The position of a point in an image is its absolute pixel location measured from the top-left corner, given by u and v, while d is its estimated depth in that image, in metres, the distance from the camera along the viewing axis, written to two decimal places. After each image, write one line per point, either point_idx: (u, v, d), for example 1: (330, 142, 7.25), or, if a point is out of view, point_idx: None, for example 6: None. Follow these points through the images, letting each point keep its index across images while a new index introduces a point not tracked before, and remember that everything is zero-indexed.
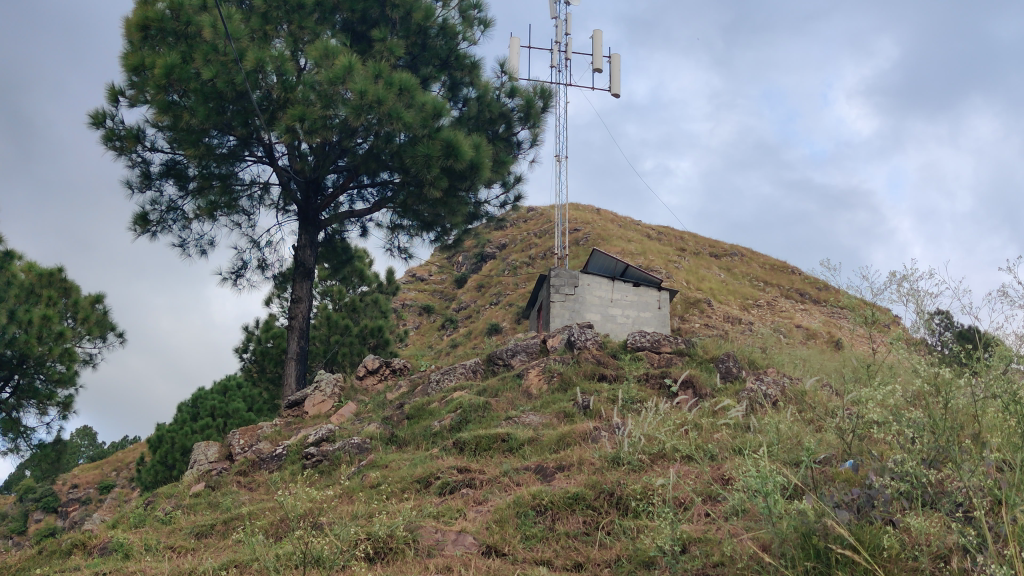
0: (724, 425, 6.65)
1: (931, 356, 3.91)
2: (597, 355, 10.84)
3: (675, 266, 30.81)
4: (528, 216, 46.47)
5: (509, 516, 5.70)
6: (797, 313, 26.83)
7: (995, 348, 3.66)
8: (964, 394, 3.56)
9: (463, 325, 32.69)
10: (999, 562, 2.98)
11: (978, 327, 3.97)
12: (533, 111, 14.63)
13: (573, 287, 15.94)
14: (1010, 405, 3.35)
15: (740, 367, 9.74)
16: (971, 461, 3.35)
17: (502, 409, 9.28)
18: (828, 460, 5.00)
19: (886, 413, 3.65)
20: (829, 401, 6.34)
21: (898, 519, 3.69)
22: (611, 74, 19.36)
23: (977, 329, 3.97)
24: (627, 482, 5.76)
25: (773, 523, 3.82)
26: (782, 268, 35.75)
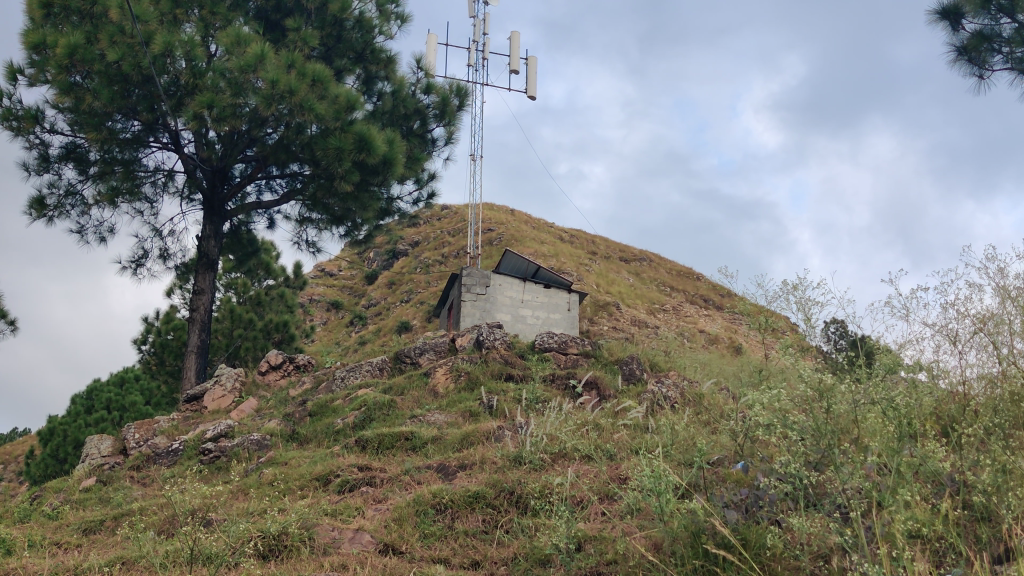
0: (624, 426, 6.76)
1: (821, 362, 4.06)
2: (505, 355, 10.90)
3: (586, 269, 31.17)
4: (441, 215, 46.36)
5: (408, 515, 5.67)
6: (701, 319, 27.44)
7: (881, 359, 3.80)
8: (846, 400, 3.70)
9: (372, 322, 32.39)
10: (875, 562, 3.10)
11: (868, 336, 4.11)
12: (448, 108, 14.70)
13: (484, 288, 15.94)
14: (890, 412, 3.48)
15: (643, 369, 9.92)
16: (851, 464, 3.49)
17: (407, 407, 9.22)
18: (721, 461, 5.14)
19: (772, 416, 3.78)
20: (725, 404, 6.51)
21: (782, 519, 3.84)
22: (527, 76, 19.48)
23: (868, 338, 4.11)
24: (527, 481, 5.80)
25: (664, 522, 3.93)
26: (689, 274, 36.51)
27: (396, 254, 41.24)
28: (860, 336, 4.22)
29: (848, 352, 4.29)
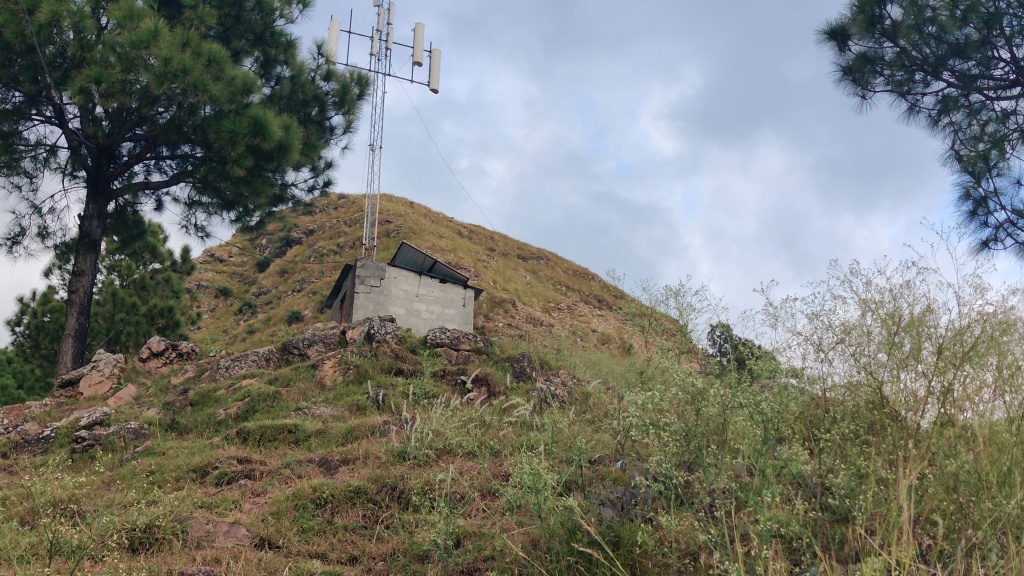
0: (511, 422, 6.80)
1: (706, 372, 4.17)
2: (396, 349, 10.87)
3: (483, 266, 31.23)
4: (338, 204, 45.69)
5: (287, 509, 5.59)
6: (594, 318, 27.86)
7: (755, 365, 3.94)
8: (716, 403, 3.84)
9: (262, 310, 31.71)
10: (738, 561, 3.23)
11: (747, 340, 4.25)
12: (348, 97, 14.84)
13: (379, 279, 15.73)
14: (761, 419, 3.63)
15: (533, 367, 10.00)
16: (721, 465, 3.63)
17: (292, 399, 9.07)
18: (602, 459, 5.23)
19: (646, 418, 3.89)
20: (609, 403, 6.62)
21: (654, 517, 3.95)
22: (430, 69, 19.39)
23: (746, 341, 4.25)
24: (410, 477, 5.79)
25: (542, 519, 3.98)
26: (584, 274, 37.02)
27: (290, 241, 40.45)
28: (741, 340, 4.35)
29: (728, 357, 4.41)
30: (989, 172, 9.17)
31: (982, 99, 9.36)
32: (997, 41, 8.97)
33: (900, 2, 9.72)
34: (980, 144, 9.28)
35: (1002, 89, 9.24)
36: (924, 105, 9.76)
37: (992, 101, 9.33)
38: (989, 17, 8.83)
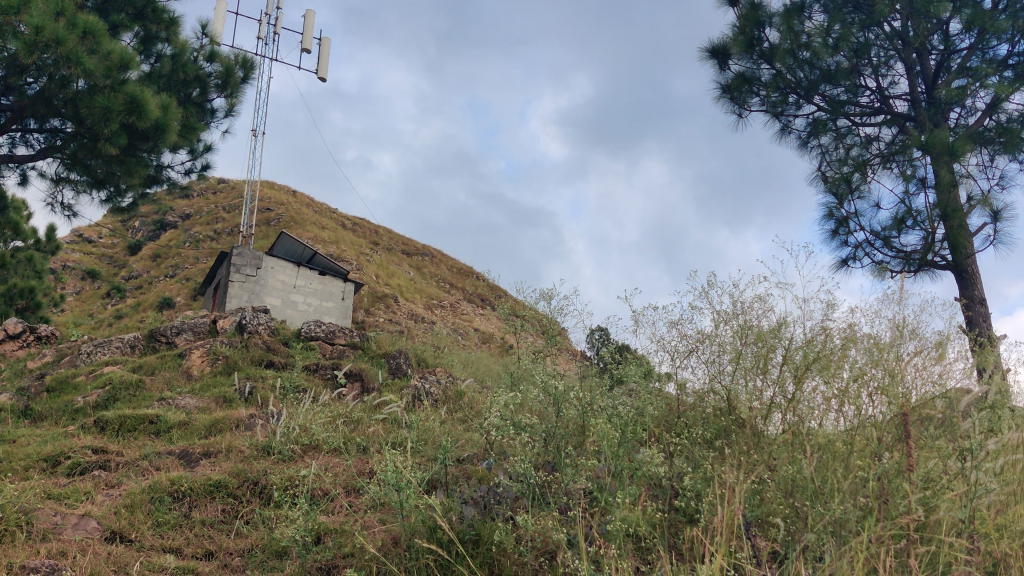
0: (381, 419, 6.74)
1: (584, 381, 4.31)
2: (268, 341, 10.67)
3: (366, 260, 30.89)
4: (217, 189, 44.41)
5: (142, 502, 5.41)
6: (476, 316, 27.90)
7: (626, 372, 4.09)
8: (576, 406, 3.97)
9: (131, 295, 30.53)
10: (590, 559, 3.31)
11: (622, 345, 4.41)
12: (231, 80, 14.52)
13: (255, 269, 15.32)
14: (620, 423, 3.76)
15: (409, 363, 9.94)
16: (579, 466, 3.73)
17: (156, 389, 8.79)
18: (469, 458, 5.26)
19: (507, 418, 3.95)
20: (480, 403, 6.66)
21: (514, 515, 4.01)
22: (319, 57, 19.08)
23: (621, 346, 4.41)
24: (273, 472, 5.69)
25: (403, 517, 3.97)
26: (468, 272, 37.07)
27: (165, 225, 39.07)
28: (615, 345, 4.51)
29: (605, 361, 4.56)
30: (852, 194, 9.65)
31: (849, 124, 9.87)
32: (864, 70, 9.47)
33: (779, 26, 10.13)
34: (844, 167, 9.76)
35: (867, 116, 9.77)
36: (795, 127, 10.22)
37: (858, 127, 9.86)
38: (859, 47, 9.32)
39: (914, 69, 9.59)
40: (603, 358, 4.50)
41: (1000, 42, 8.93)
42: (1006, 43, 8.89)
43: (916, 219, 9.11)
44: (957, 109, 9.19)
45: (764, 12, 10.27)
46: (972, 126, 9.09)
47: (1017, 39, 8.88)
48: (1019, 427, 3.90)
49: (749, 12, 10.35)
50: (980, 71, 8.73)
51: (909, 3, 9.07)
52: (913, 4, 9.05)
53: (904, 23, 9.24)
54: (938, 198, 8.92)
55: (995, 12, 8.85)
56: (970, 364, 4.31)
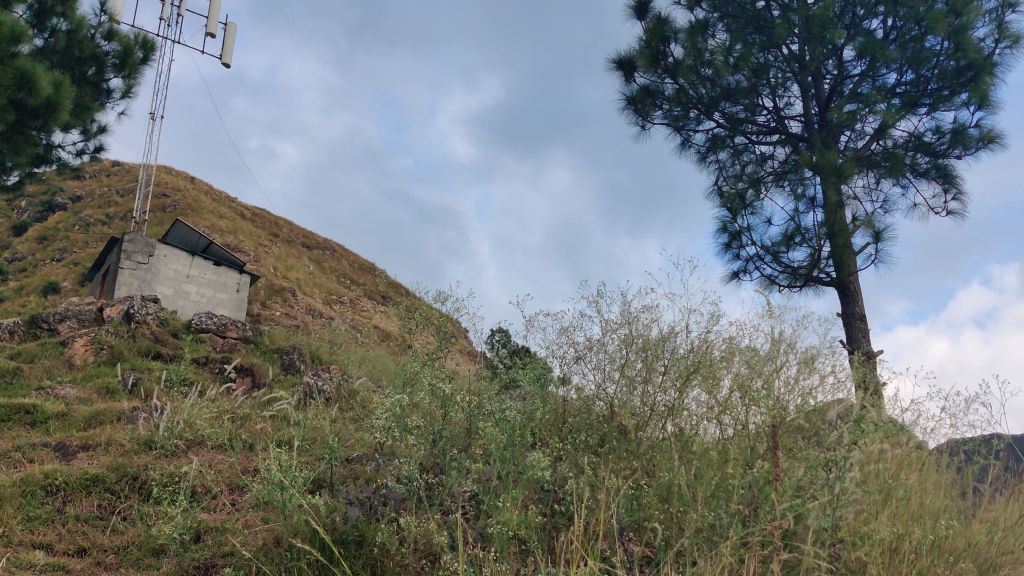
0: (269, 416, 6.62)
1: (473, 385, 4.34)
2: (156, 332, 10.36)
3: (264, 251, 30.28)
4: (111, 172, 42.91)
5: (12, 495, 5.19)
6: (375, 313, 27.64)
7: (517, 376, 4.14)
8: (462, 409, 3.98)
9: (14, 278, 29.20)
10: (470, 562, 3.33)
11: (513, 350, 4.48)
12: (130, 60, 14.05)
13: (146, 257, 14.83)
14: (505, 426, 3.79)
15: (303, 359, 9.80)
16: (465, 469, 3.75)
17: (34, 377, 8.44)
18: (358, 458, 5.22)
19: (392, 420, 3.93)
20: (371, 402, 6.61)
21: (398, 516, 4.00)
22: (224, 42, 18.62)
23: (513, 351, 4.48)
24: (154, 467, 5.54)
25: (286, 517, 3.91)
26: (370, 268, 36.72)
27: (53, 207, 37.48)
28: (507, 350, 4.57)
29: (497, 366, 4.61)
30: (745, 210, 9.95)
31: (745, 141, 10.20)
32: (762, 90, 9.79)
33: (683, 42, 10.37)
34: (739, 183, 10.06)
35: (763, 135, 10.10)
36: (695, 141, 10.47)
37: (754, 144, 10.18)
38: (758, 68, 9.64)
39: (809, 92, 9.97)
40: (497, 362, 4.56)
41: (890, 71, 9.35)
42: (894, 72, 9.30)
43: (804, 236, 9.46)
44: (847, 132, 9.58)
45: (670, 28, 10.50)
46: (860, 150, 9.50)
47: (905, 70, 9.30)
48: (884, 440, 4.11)
49: (655, 27, 10.55)
50: (869, 98, 9.11)
51: (806, 28, 9.43)
52: (810, 29, 9.41)
53: (801, 47, 9.61)
54: (825, 217, 9.29)
55: (886, 42, 9.27)
56: (844, 380, 4.52)
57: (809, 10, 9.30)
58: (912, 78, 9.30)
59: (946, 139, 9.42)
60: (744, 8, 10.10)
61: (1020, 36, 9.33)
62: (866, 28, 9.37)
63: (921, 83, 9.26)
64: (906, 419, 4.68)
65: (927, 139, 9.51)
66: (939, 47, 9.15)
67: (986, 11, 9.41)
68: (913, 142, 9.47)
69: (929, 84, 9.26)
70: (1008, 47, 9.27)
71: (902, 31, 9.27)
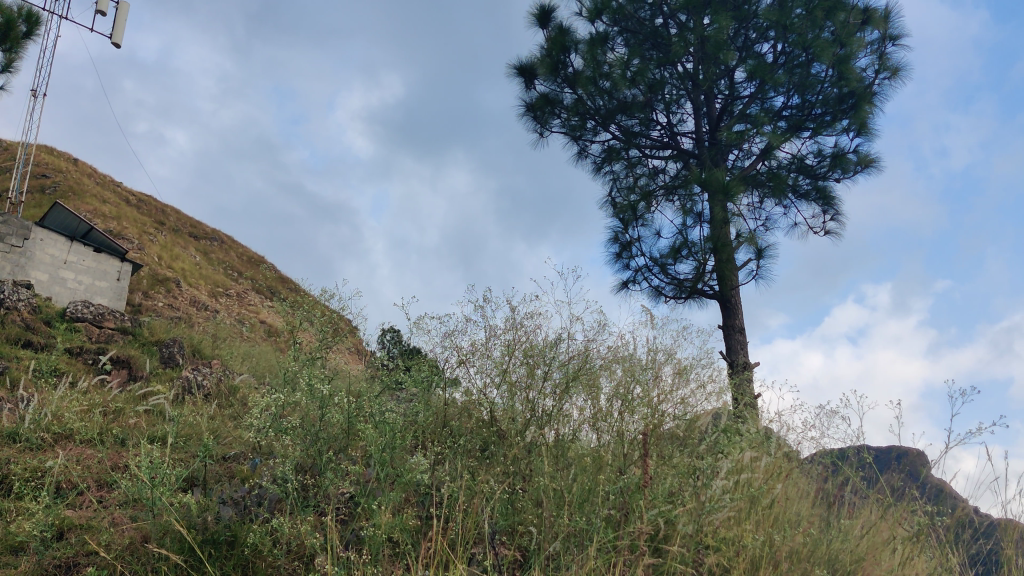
0: (143, 411, 6.42)
1: (355, 386, 4.31)
2: (27, 320, 9.91)
3: (149, 240, 29.27)
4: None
5: None
6: (262, 307, 27.03)
7: (400, 378, 4.14)
8: (340, 411, 3.95)
9: None
10: (342, 564, 3.31)
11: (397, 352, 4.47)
12: (12, 33, 13.41)
13: (21, 240, 14.16)
14: (383, 428, 3.78)
15: (183, 353, 9.52)
16: (341, 470, 3.72)
17: None
18: (234, 456, 5.12)
19: (268, 420, 3.86)
20: (251, 400, 6.48)
21: (272, 516, 3.95)
22: (116, 22, 17.96)
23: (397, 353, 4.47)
24: (17, 461, 5.30)
25: (154, 516, 3.81)
26: (259, 261, 35.91)
27: None
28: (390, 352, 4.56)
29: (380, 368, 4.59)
30: (636, 221, 10.17)
31: (639, 154, 10.44)
32: (657, 105, 10.04)
33: (583, 53, 10.51)
34: (631, 195, 10.27)
35: (656, 150, 10.35)
36: (591, 152, 10.63)
37: (647, 158, 10.42)
38: (654, 83, 9.89)
39: (701, 110, 10.27)
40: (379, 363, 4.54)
41: (777, 94, 9.72)
42: (781, 95, 9.68)
43: (691, 250, 9.73)
44: (735, 151, 9.92)
45: (571, 38, 10.63)
46: (746, 169, 9.84)
47: (792, 94, 9.68)
48: (752, 449, 4.28)
49: (556, 36, 10.65)
50: (757, 119, 9.44)
51: (701, 48, 9.71)
52: (705, 49, 9.70)
53: (695, 66, 9.90)
54: (711, 232, 9.58)
55: (775, 66, 9.64)
56: (718, 391, 4.69)
57: (704, 31, 9.59)
58: (798, 102, 9.69)
59: (826, 163, 9.85)
60: (643, 24, 10.34)
61: (898, 68, 9.83)
62: (757, 52, 9.73)
63: (806, 108, 9.65)
64: (775, 430, 4.88)
65: (809, 162, 9.93)
66: (824, 74, 9.56)
67: (867, 43, 9.89)
68: (796, 164, 9.88)
69: (813, 108, 9.66)
70: (887, 78, 9.77)
71: (790, 56, 9.65)
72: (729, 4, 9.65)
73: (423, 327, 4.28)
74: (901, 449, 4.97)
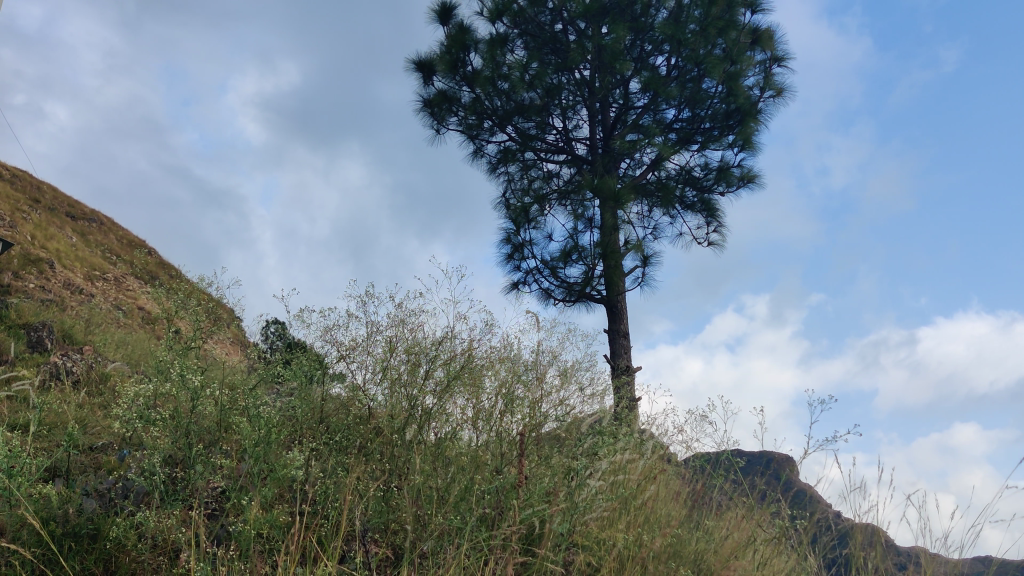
0: (7, 397, 6.11)
1: (231, 379, 4.21)
2: None
3: (22, 217, 27.87)
4: None
5: None
6: (142, 293, 26.10)
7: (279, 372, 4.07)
8: (212, 403, 3.85)
9: None
10: (210, 561, 3.24)
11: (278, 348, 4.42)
12: None
13: None
14: (257, 421, 3.71)
15: (53, 337, 9.10)
16: (210, 464, 3.64)
17: None
18: (102, 446, 4.94)
19: (135, 411, 3.74)
20: (123, 388, 6.26)
21: (138, 509, 3.82)
22: None
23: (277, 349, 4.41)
24: None
25: (10, 508, 3.63)
26: (141, 246, 34.66)
27: None
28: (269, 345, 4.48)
29: (258, 361, 4.51)
30: (528, 224, 10.26)
31: (534, 157, 10.54)
32: (553, 110, 10.16)
33: (482, 53, 10.53)
34: (525, 197, 10.35)
35: (551, 153, 10.47)
36: (487, 152, 10.66)
37: (541, 161, 10.53)
38: (551, 88, 10.00)
39: (596, 117, 10.44)
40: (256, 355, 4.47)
41: (669, 107, 9.98)
42: (673, 108, 9.94)
43: (580, 254, 9.88)
44: (626, 160, 10.13)
45: (470, 37, 10.64)
46: (637, 178, 10.06)
47: (683, 107, 9.95)
48: (628, 450, 4.38)
49: (457, 34, 10.62)
50: (649, 129, 9.66)
51: (598, 56, 9.87)
52: (601, 58, 9.85)
53: (591, 74, 10.06)
54: (601, 238, 9.75)
55: (668, 79, 9.88)
56: (598, 393, 4.79)
57: (602, 39, 9.75)
58: (689, 116, 9.96)
59: (712, 176, 10.15)
60: (542, 28, 10.44)
61: (783, 89, 10.23)
62: (651, 63, 9.95)
63: (696, 122, 9.94)
64: (651, 432, 5.01)
65: (696, 174, 10.22)
66: (713, 90, 9.87)
67: (756, 62, 10.26)
68: (684, 176, 10.15)
69: (702, 122, 9.96)
70: (772, 98, 10.15)
71: (682, 70, 9.91)
72: (627, 15, 9.84)
73: (305, 320, 4.23)
74: (771, 454, 5.17)
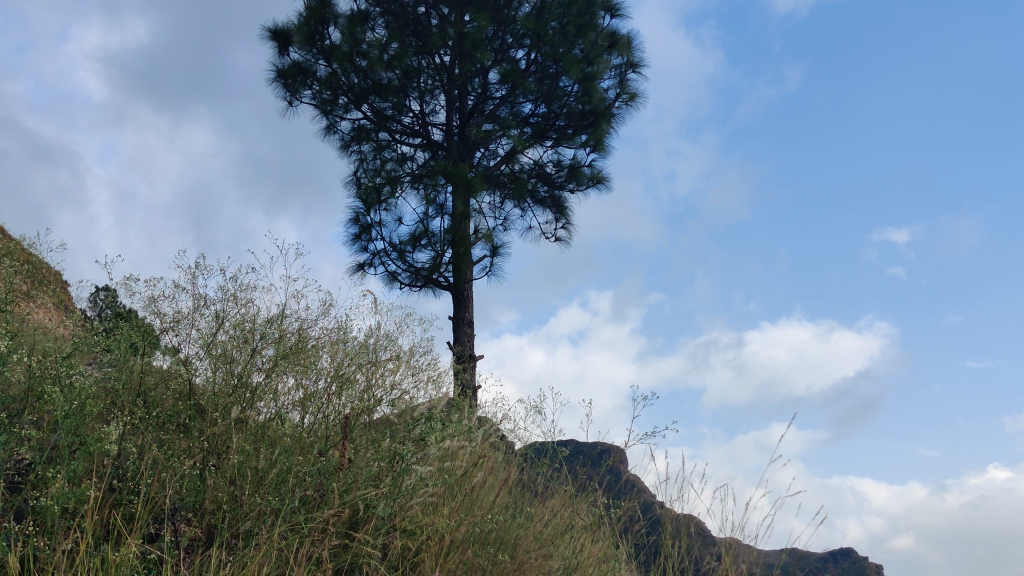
0: None
1: (45, 345, 3.99)
2: None
3: None
4: None
5: None
6: None
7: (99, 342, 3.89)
8: (21, 370, 3.63)
9: None
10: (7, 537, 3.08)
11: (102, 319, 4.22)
12: None
13: None
14: (69, 390, 3.53)
15: None
16: (14, 434, 3.44)
17: None
18: None
19: None
20: None
21: None
22: None
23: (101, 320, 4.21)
24: None
25: None
26: None
27: None
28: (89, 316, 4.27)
29: (77, 330, 4.29)
30: (379, 205, 10.17)
31: (388, 138, 10.44)
32: (410, 93, 10.11)
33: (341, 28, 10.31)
34: (377, 178, 10.24)
35: (405, 136, 10.41)
36: (340, 128, 10.48)
37: (395, 143, 10.45)
38: (410, 71, 9.94)
39: (454, 104, 10.44)
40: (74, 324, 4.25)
41: (526, 101, 10.10)
42: (530, 102, 10.07)
43: (430, 239, 9.87)
44: (481, 149, 10.19)
45: (331, 10, 10.41)
46: (490, 168, 10.14)
47: (539, 102, 10.10)
48: (457, 437, 4.42)
49: (317, 7, 10.36)
50: (504, 122, 9.75)
51: (458, 44, 9.88)
52: (461, 46, 9.87)
53: (451, 61, 10.06)
54: (451, 225, 9.79)
55: (526, 73, 10.01)
56: (434, 380, 4.82)
57: (464, 27, 9.76)
58: (544, 112, 10.12)
59: (563, 173, 10.35)
60: (405, 9, 10.33)
61: (636, 94, 10.54)
62: (511, 56, 10.07)
63: (550, 118, 10.12)
64: (484, 420, 5.08)
65: (548, 170, 10.40)
66: (569, 89, 10.06)
67: (612, 65, 10.52)
68: (536, 170, 10.31)
69: (557, 119, 10.14)
70: (626, 102, 10.44)
71: (541, 66, 10.04)
72: (489, 5, 9.88)
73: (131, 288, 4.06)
74: (603, 446, 5.33)
